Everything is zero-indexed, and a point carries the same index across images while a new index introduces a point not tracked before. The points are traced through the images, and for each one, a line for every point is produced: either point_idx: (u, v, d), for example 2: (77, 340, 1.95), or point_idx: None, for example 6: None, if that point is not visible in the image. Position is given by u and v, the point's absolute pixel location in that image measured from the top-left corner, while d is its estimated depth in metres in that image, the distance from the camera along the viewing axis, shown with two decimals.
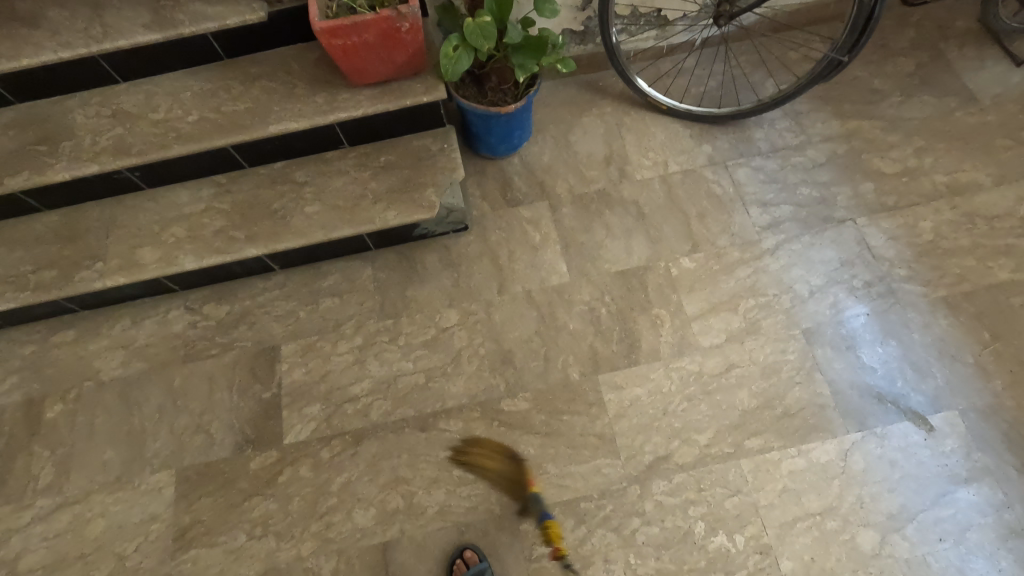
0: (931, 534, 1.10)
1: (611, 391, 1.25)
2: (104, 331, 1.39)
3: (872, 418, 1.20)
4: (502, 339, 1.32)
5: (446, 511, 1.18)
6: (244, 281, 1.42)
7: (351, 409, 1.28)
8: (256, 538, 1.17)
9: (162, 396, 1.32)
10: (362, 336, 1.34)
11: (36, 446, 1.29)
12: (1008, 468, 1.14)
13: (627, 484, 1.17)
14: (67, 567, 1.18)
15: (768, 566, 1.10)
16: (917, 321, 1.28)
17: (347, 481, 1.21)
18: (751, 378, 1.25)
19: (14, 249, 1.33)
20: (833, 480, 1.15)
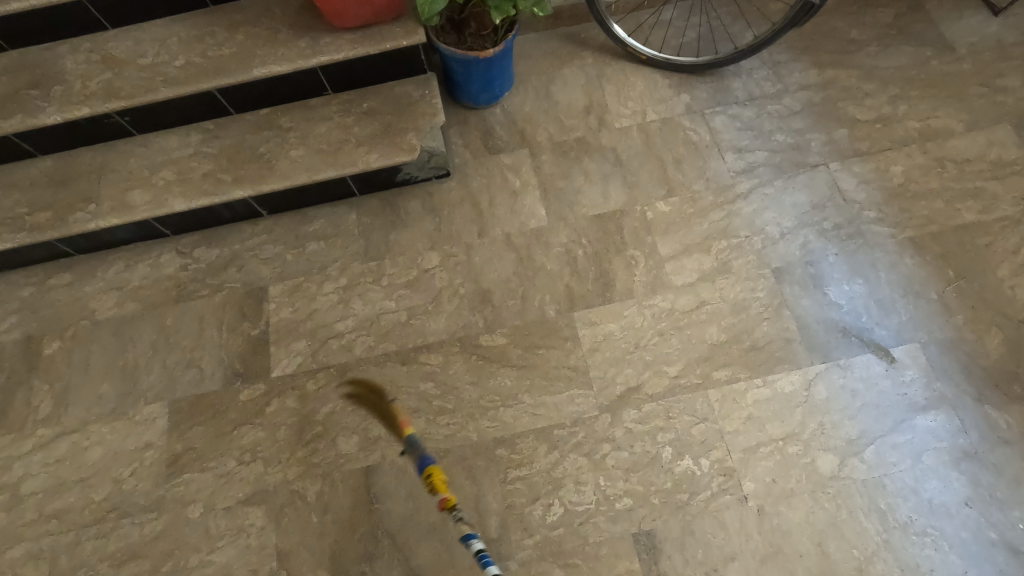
0: (888, 457, 1.15)
1: (585, 327, 1.30)
2: (99, 274, 1.45)
3: (835, 350, 1.24)
4: (481, 279, 1.36)
5: (425, 439, 1.23)
6: (233, 226, 1.47)
7: (336, 345, 1.33)
8: (245, 463, 1.23)
9: (155, 334, 1.37)
10: (346, 277, 1.39)
11: (35, 380, 1.34)
12: (965, 397, 1.18)
13: (598, 413, 1.22)
14: (66, 489, 1.24)
15: (731, 487, 1.15)
16: (885, 260, 1.31)
17: (332, 411, 1.27)
18: (720, 314, 1.29)
19: (10, 192, 1.38)
20: (797, 408, 1.20)
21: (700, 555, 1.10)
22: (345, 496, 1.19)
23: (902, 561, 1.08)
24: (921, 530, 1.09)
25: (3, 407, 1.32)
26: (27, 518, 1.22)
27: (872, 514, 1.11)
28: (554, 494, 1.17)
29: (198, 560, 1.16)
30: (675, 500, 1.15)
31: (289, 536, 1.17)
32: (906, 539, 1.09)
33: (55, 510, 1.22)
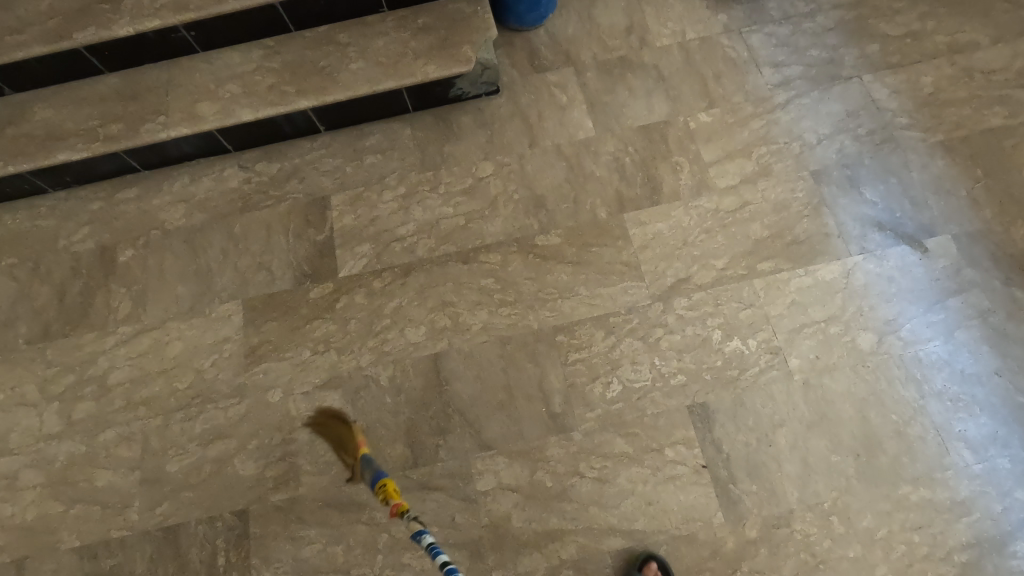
0: (923, 335, 1.24)
1: (636, 226, 1.38)
2: (165, 188, 1.51)
3: (872, 243, 1.32)
4: (534, 186, 1.44)
5: (489, 328, 1.31)
6: (292, 142, 1.53)
7: (399, 247, 1.40)
8: (320, 353, 1.31)
9: (225, 241, 1.44)
10: (405, 187, 1.46)
11: (112, 284, 1.42)
12: (993, 281, 1.27)
13: (651, 302, 1.31)
14: (151, 379, 1.32)
15: (778, 363, 1.24)
16: (917, 161, 1.39)
17: (399, 305, 1.34)
18: (763, 213, 1.37)
19: (82, 106, 1.45)
20: (837, 294, 1.28)
21: (750, 423, 1.19)
22: (416, 379, 1.28)
23: (937, 424, 1.17)
24: (954, 397, 1.18)
25: (84, 308, 1.39)
26: (116, 405, 1.30)
27: (908, 383, 1.20)
28: (613, 373, 1.25)
29: (281, 439, 1.25)
30: (725, 375, 1.23)
31: (366, 415, 1.25)
32: (941, 404, 1.18)
33: (142, 398, 1.30)
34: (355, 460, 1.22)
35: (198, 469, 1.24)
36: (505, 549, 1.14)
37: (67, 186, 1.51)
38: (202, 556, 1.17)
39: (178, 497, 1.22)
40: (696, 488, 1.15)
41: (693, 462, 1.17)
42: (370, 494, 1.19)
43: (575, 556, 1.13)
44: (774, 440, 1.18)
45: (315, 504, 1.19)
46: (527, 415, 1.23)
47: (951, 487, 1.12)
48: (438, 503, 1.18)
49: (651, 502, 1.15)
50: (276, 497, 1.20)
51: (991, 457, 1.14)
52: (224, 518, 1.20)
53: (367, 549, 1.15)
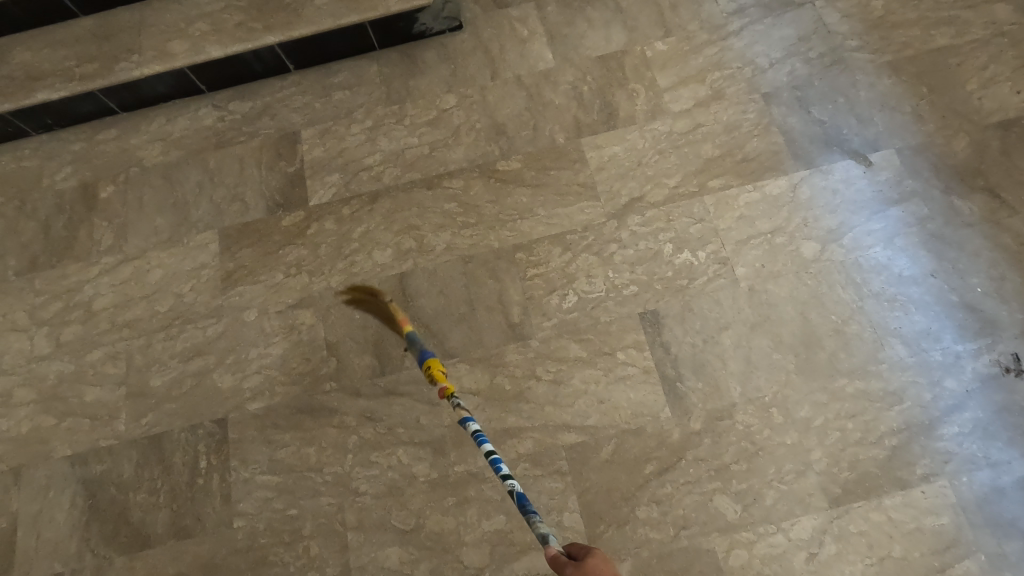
0: (863, 242, 1.30)
1: (592, 150, 1.43)
2: (142, 128, 1.57)
3: (819, 159, 1.37)
4: (496, 115, 1.49)
5: (452, 248, 1.37)
6: (263, 81, 1.58)
7: (366, 176, 1.46)
8: (292, 276, 1.38)
9: (201, 175, 1.51)
10: (372, 120, 1.52)
11: (95, 218, 1.48)
12: (932, 190, 1.32)
13: (606, 220, 1.36)
14: (134, 304, 1.39)
15: (725, 272, 1.30)
16: (864, 81, 1.44)
17: (366, 230, 1.41)
18: (715, 134, 1.42)
19: (59, 49, 1.52)
20: (784, 207, 1.34)
21: (697, 327, 1.26)
22: (383, 296, 1.34)
23: (874, 322, 1.23)
24: (891, 297, 1.25)
25: (69, 241, 1.46)
26: (102, 328, 1.38)
27: (848, 286, 1.26)
28: (569, 285, 1.32)
29: (257, 353, 1.32)
30: (676, 285, 1.30)
31: (336, 330, 1.33)
32: (878, 304, 1.24)
33: (126, 320, 1.38)
34: (326, 371, 1.30)
35: (179, 382, 1.31)
36: (465, 446, 1.21)
37: (48, 129, 1.57)
38: (185, 459, 1.25)
39: (162, 408, 1.30)
40: (645, 387, 1.22)
41: (643, 362, 1.24)
42: (340, 401, 1.27)
43: (531, 450, 1.20)
44: (720, 341, 1.24)
45: (289, 411, 1.27)
46: (487, 325, 1.30)
47: (884, 378, 1.19)
48: (404, 406, 1.25)
49: (603, 400, 1.22)
50: (253, 405, 1.28)
51: (923, 350, 1.20)
52: (204, 426, 1.27)
53: (338, 449, 1.23)
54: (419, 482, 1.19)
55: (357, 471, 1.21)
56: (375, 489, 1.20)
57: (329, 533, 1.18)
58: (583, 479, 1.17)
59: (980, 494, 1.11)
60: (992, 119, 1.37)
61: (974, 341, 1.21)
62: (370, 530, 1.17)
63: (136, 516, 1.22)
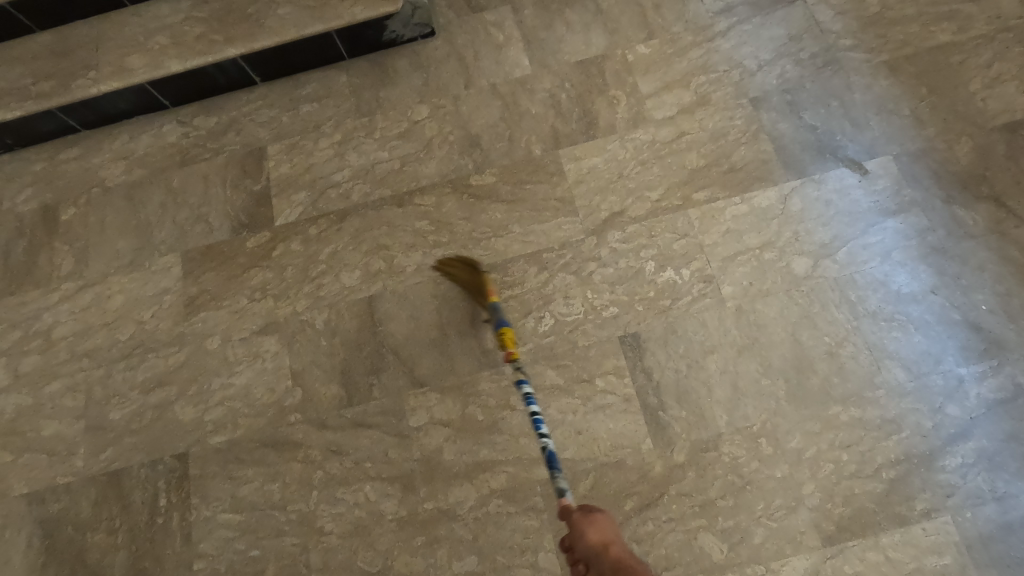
0: (859, 256, 1.21)
1: (571, 162, 1.36)
2: (104, 146, 1.51)
3: (811, 168, 1.29)
4: (469, 126, 1.42)
5: (423, 268, 1.31)
6: (228, 95, 1.52)
7: (335, 193, 1.40)
8: (257, 300, 1.32)
9: (164, 195, 1.45)
10: (341, 133, 1.45)
11: (56, 242, 1.43)
12: (933, 199, 1.24)
13: (584, 237, 1.29)
14: (94, 332, 1.34)
15: (710, 291, 1.22)
16: (860, 83, 1.35)
17: (334, 250, 1.35)
18: (700, 142, 1.34)
19: (15, 66, 1.47)
20: (773, 220, 1.26)
21: (681, 351, 1.18)
22: (351, 321, 1.28)
23: (870, 343, 1.15)
24: (889, 317, 1.17)
25: (28, 266, 1.41)
26: (60, 358, 1.32)
27: (842, 305, 1.18)
28: (545, 307, 1.24)
29: (220, 383, 1.26)
30: (658, 305, 1.22)
31: (302, 358, 1.26)
32: (875, 324, 1.16)
33: (86, 349, 1.32)
34: (291, 401, 1.23)
35: (140, 415, 1.26)
36: (436, 481, 1.15)
37: (9, 148, 1.52)
38: (144, 497, 1.19)
39: (121, 442, 1.24)
40: (626, 416, 1.15)
41: (623, 390, 1.17)
42: (306, 433, 1.21)
43: (505, 485, 1.13)
44: (705, 366, 1.17)
45: (253, 444, 1.21)
46: (459, 351, 1.23)
47: (881, 405, 1.11)
48: (371, 438, 1.19)
49: (581, 431, 1.15)
50: (215, 439, 1.22)
51: (923, 374, 1.12)
52: (165, 461, 1.22)
53: (303, 485, 1.17)
54: (388, 520, 1.13)
55: (323, 509, 1.15)
56: (341, 527, 1.13)
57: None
58: (560, 517, 1.10)
59: (985, 531, 1.03)
60: (998, 121, 1.28)
61: (979, 363, 1.12)
62: (336, 571, 1.11)
63: (94, 557, 1.17)
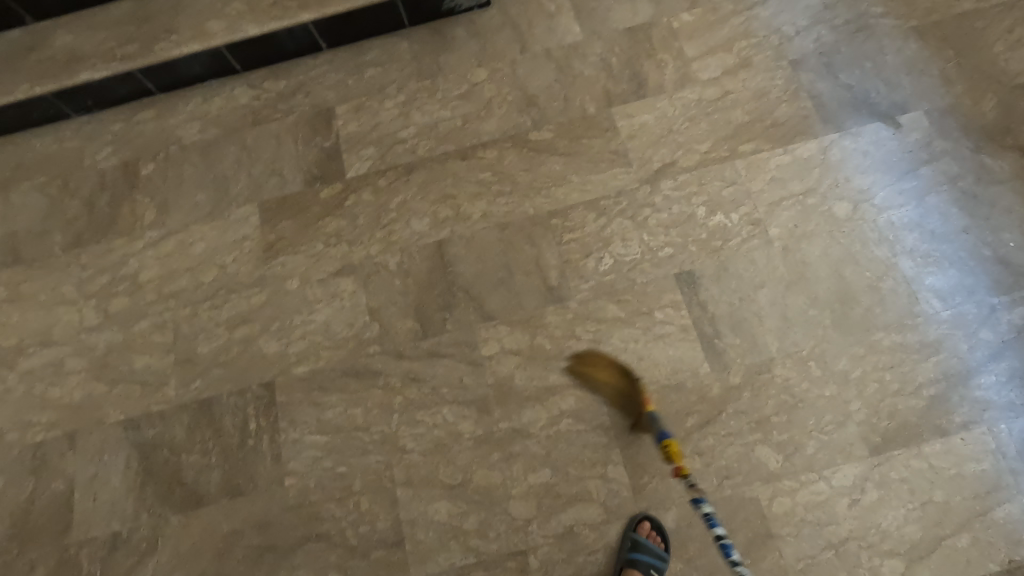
0: (895, 201, 1.32)
1: (623, 119, 1.46)
2: (179, 108, 1.60)
3: (848, 122, 1.40)
4: (526, 87, 1.52)
5: (488, 215, 1.40)
6: (296, 61, 1.62)
7: (401, 148, 1.49)
8: (333, 245, 1.41)
9: (239, 152, 1.54)
10: (404, 95, 1.55)
11: (137, 195, 1.52)
12: (962, 150, 1.34)
13: (639, 185, 1.39)
14: (179, 275, 1.43)
15: (758, 233, 1.32)
16: (891, 46, 1.46)
17: (403, 199, 1.44)
18: (744, 100, 1.44)
19: (99, 31, 1.57)
20: (815, 168, 1.36)
21: (733, 285, 1.28)
22: (422, 263, 1.38)
23: (908, 277, 1.25)
24: (924, 254, 1.27)
25: (113, 217, 1.50)
26: (148, 299, 1.41)
27: (880, 244, 1.28)
28: (604, 248, 1.34)
29: (301, 320, 1.36)
30: (711, 245, 1.32)
31: (378, 296, 1.36)
32: (912, 261, 1.27)
33: (172, 291, 1.42)
34: (369, 335, 1.33)
35: (226, 349, 1.35)
36: (509, 403, 1.24)
37: (88, 110, 1.62)
38: (235, 421, 1.29)
39: (210, 374, 1.33)
40: (684, 344, 1.25)
41: (681, 321, 1.27)
42: (385, 363, 1.30)
43: (574, 406, 1.23)
44: (756, 299, 1.27)
45: (335, 374, 1.30)
46: (525, 289, 1.33)
47: (921, 331, 1.21)
48: (447, 367, 1.28)
49: (642, 357, 1.25)
50: (299, 370, 1.31)
51: (958, 304, 1.22)
52: (252, 389, 1.31)
53: (384, 409, 1.26)
54: (465, 439, 1.23)
55: (404, 430, 1.24)
56: (422, 446, 1.23)
57: (378, 488, 1.21)
58: (626, 433, 1.20)
59: (1019, 441, 1.13)
60: (1019, 80, 1.39)
61: (1009, 293, 1.22)
62: (419, 485, 1.20)
63: (190, 476, 1.26)
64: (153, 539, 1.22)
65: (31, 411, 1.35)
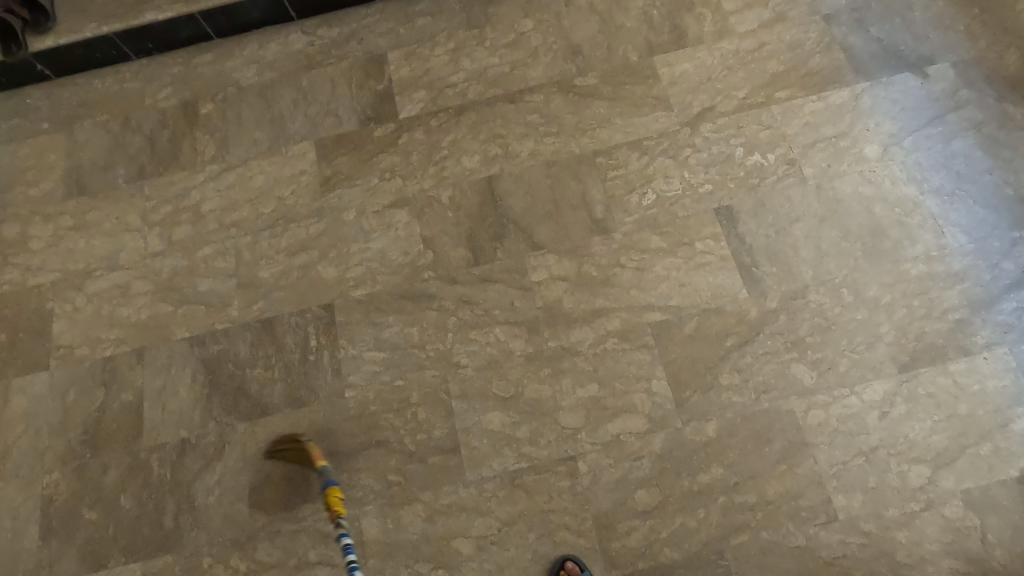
0: (923, 144, 1.40)
1: (664, 67, 1.53)
2: (236, 53, 1.67)
3: (879, 72, 1.47)
4: (571, 38, 1.59)
5: (536, 154, 1.48)
6: (349, 9, 1.69)
7: (451, 92, 1.57)
8: (387, 180, 1.49)
9: (295, 93, 1.61)
10: (454, 43, 1.62)
11: (197, 132, 1.59)
12: (986, 98, 1.42)
13: (680, 127, 1.47)
14: (239, 206, 1.50)
15: (793, 172, 1.40)
16: (919, 3, 1.53)
17: (454, 139, 1.51)
18: (779, 51, 1.52)
19: None
20: (846, 114, 1.44)
21: (770, 220, 1.36)
22: (474, 197, 1.45)
23: (935, 214, 1.33)
24: (951, 192, 1.35)
25: (174, 152, 1.57)
26: (210, 228, 1.48)
27: (909, 183, 1.36)
28: (647, 185, 1.42)
29: (358, 248, 1.43)
30: (748, 183, 1.40)
31: (431, 227, 1.43)
32: (939, 198, 1.34)
33: (233, 221, 1.49)
34: (423, 262, 1.40)
35: (287, 273, 1.42)
36: (558, 324, 1.32)
37: (148, 54, 1.68)
38: (297, 339, 1.36)
39: (271, 296, 1.40)
40: (723, 272, 1.32)
41: (720, 251, 1.34)
42: (439, 287, 1.37)
43: (620, 327, 1.30)
44: (792, 232, 1.34)
45: (391, 297, 1.38)
46: (572, 221, 1.40)
47: (947, 262, 1.29)
48: (498, 291, 1.35)
49: (684, 284, 1.32)
50: (356, 293, 1.39)
51: (981, 237, 1.30)
52: (313, 310, 1.38)
53: (439, 329, 1.34)
54: (516, 356, 1.30)
55: (458, 347, 1.32)
56: (476, 361, 1.30)
57: (435, 400, 1.28)
58: (669, 352, 1.27)
59: None
60: None
61: None
62: (473, 397, 1.28)
63: (254, 388, 1.33)
64: (221, 445, 1.30)
65: (99, 329, 1.42)
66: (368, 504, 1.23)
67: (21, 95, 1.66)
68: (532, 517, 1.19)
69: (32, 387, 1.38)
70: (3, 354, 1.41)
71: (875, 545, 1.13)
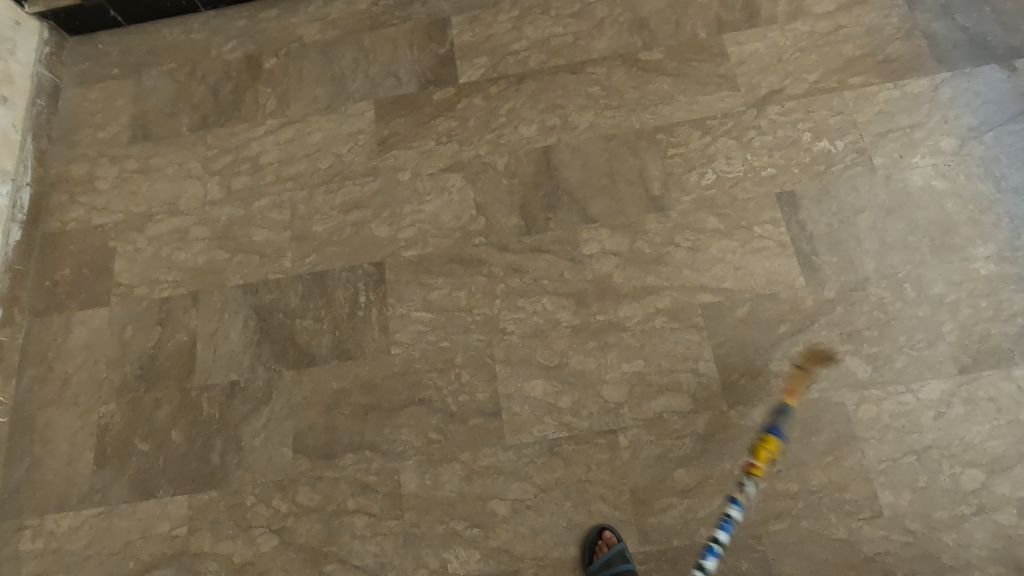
0: (1004, 141, 1.33)
1: (734, 46, 1.49)
2: (301, 9, 1.68)
3: (963, 63, 1.41)
4: (638, 10, 1.56)
5: (595, 127, 1.46)
6: None
7: (513, 60, 1.55)
8: (443, 144, 1.49)
9: (356, 53, 1.61)
10: (518, 10, 1.60)
11: (260, 85, 1.61)
12: None
13: (746, 109, 1.43)
14: (297, 160, 1.52)
15: (862, 161, 1.35)
16: None
17: (513, 107, 1.50)
18: (856, 35, 1.46)
19: None
20: (924, 104, 1.38)
21: (834, 208, 1.32)
22: (529, 166, 1.44)
23: (1011, 214, 1.28)
24: None
25: (236, 103, 1.60)
26: (268, 180, 1.51)
27: (985, 180, 1.31)
28: (707, 165, 1.39)
29: (411, 209, 1.44)
30: (814, 169, 1.36)
31: (484, 193, 1.43)
32: (1016, 199, 1.29)
33: (290, 174, 1.51)
34: (475, 227, 1.40)
35: (340, 229, 1.44)
36: (607, 298, 1.31)
37: (216, 6, 1.70)
38: (346, 294, 1.38)
39: (323, 250, 1.43)
40: (780, 258, 1.29)
41: (779, 236, 1.31)
42: (488, 254, 1.37)
43: (670, 306, 1.29)
44: (855, 223, 1.30)
45: (442, 260, 1.38)
46: (627, 196, 1.38)
47: (1019, 264, 1.24)
48: (548, 261, 1.35)
49: (739, 267, 1.30)
50: (407, 253, 1.40)
51: None
52: (363, 267, 1.40)
53: (487, 294, 1.34)
54: (563, 327, 1.30)
55: (505, 314, 1.32)
56: (523, 329, 1.31)
57: (479, 363, 1.29)
58: (718, 334, 1.26)
59: None
60: None
61: None
62: (517, 363, 1.28)
63: (303, 339, 1.36)
64: (268, 391, 1.33)
65: (158, 270, 1.46)
66: (407, 459, 1.26)
67: (93, 41, 1.71)
68: (569, 486, 1.20)
69: (93, 321, 1.44)
70: (67, 288, 1.47)
71: (919, 545, 1.10)
